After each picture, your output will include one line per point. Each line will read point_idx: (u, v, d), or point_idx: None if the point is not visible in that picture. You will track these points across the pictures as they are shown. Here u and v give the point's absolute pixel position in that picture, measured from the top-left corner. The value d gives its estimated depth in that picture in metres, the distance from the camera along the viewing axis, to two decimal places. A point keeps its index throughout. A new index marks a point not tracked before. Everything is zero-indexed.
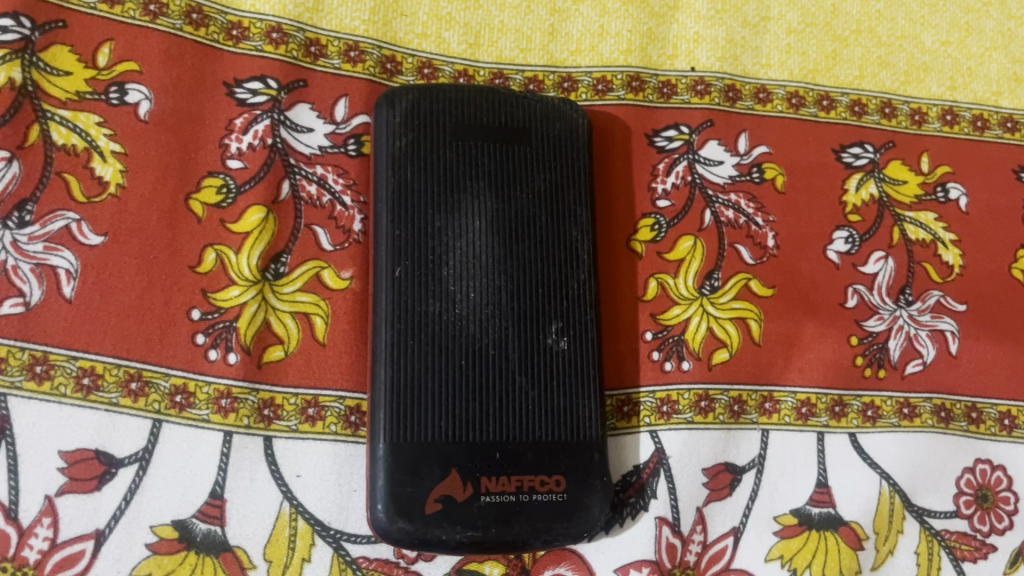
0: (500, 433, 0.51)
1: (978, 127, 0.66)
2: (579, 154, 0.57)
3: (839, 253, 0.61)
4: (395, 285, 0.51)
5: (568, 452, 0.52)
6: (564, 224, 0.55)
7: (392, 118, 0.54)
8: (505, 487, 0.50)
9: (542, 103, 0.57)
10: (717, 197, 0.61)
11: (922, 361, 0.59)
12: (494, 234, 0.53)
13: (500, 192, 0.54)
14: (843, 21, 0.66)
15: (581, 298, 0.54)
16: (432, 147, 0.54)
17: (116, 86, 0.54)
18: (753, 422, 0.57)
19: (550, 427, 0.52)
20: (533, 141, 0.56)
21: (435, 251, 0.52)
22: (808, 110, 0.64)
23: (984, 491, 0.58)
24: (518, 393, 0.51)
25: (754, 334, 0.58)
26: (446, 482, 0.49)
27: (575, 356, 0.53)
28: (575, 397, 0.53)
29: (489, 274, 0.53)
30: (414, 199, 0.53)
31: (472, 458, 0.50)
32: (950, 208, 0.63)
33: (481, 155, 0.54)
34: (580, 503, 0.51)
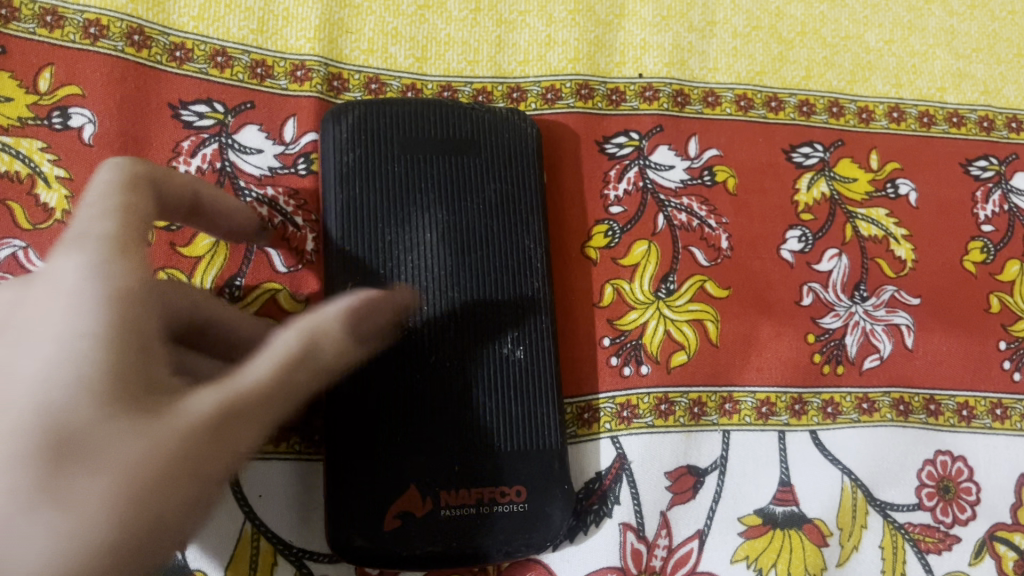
0: (457, 446, 0.50)
1: (925, 123, 0.66)
2: (530, 164, 0.57)
3: (793, 252, 0.61)
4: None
5: (527, 460, 0.52)
6: (517, 233, 0.55)
7: (339, 135, 0.54)
8: (464, 499, 0.50)
9: (490, 114, 0.57)
10: (669, 201, 0.61)
11: (879, 356, 0.60)
12: (445, 247, 0.53)
13: (449, 205, 0.54)
14: (788, 24, 0.67)
15: (536, 307, 0.54)
16: (380, 161, 0.54)
17: (58, 110, 0.54)
18: (713, 423, 0.57)
19: (508, 437, 0.51)
20: (482, 152, 0.56)
21: (387, 266, 0.52)
22: (757, 111, 0.64)
23: (945, 483, 0.58)
24: (474, 404, 0.51)
25: (713, 336, 0.58)
26: (404, 498, 0.49)
27: (532, 364, 0.53)
28: (532, 406, 0.52)
29: (441, 287, 0.52)
30: (363, 215, 0.53)
31: (431, 472, 0.50)
32: (901, 203, 0.64)
33: (430, 168, 0.54)
34: (542, 510, 0.51)
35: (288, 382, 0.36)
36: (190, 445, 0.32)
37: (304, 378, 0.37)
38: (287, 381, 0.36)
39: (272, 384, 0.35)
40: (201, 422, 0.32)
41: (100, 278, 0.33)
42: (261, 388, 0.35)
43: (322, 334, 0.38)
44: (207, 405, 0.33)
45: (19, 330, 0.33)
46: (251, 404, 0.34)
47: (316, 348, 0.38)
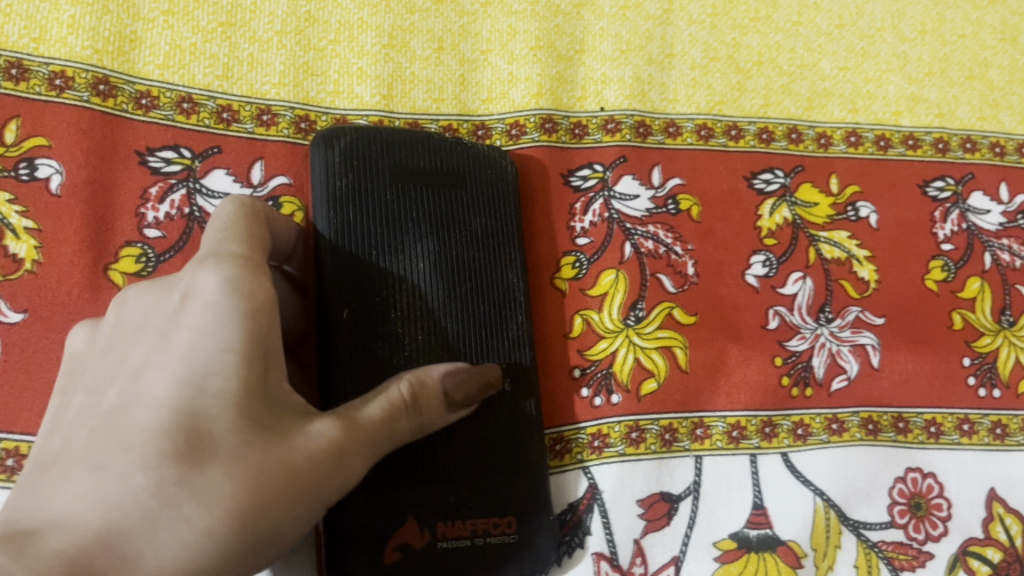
0: (453, 478, 0.50)
1: (882, 146, 0.68)
2: (510, 200, 0.58)
3: (757, 277, 0.62)
4: (342, 329, 0.50)
5: (520, 490, 0.52)
6: (501, 267, 0.56)
7: (332, 158, 0.53)
8: (461, 531, 0.50)
9: (473, 149, 0.58)
10: (635, 230, 0.62)
11: (846, 376, 0.61)
12: (438, 276, 0.53)
13: (440, 234, 0.54)
14: (745, 54, 0.68)
15: (520, 338, 0.55)
16: (373, 189, 0.53)
17: (25, 161, 0.55)
18: (685, 449, 0.57)
19: (501, 467, 0.51)
20: (469, 184, 0.56)
21: (382, 295, 0.51)
22: (718, 140, 0.65)
23: (917, 499, 0.59)
24: (465, 433, 0.51)
25: (682, 362, 0.59)
26: (403, 530, 0.49)
27: (520, 395, 0.53)
28: (522, 436, 0.53)
29: (435, 315, 0.52)
30: (358, 241, 0.52)
31: (428, 503, 0.49)
32: (862, 225, 0.65)
33: (420, 199, 0.54)
34: (533, 540, 0.52)
35: (390, 427, 0.43)
36: (314, 459, 0.39)
37: (404, 423, 0.44)
38: (390, 425, 0.43)
39: (377, 424, 0.42)
40: (324, 442, 0.40)
41: (234, 294, 0.40)
42: (368, 430, 0.42)
43: (426, 387, 0.45)
44: (333, 429, 0.41)
45: (164, 337, 0.40)
46: (365, 440, 0.42)
47: (418, 399, 0.44)
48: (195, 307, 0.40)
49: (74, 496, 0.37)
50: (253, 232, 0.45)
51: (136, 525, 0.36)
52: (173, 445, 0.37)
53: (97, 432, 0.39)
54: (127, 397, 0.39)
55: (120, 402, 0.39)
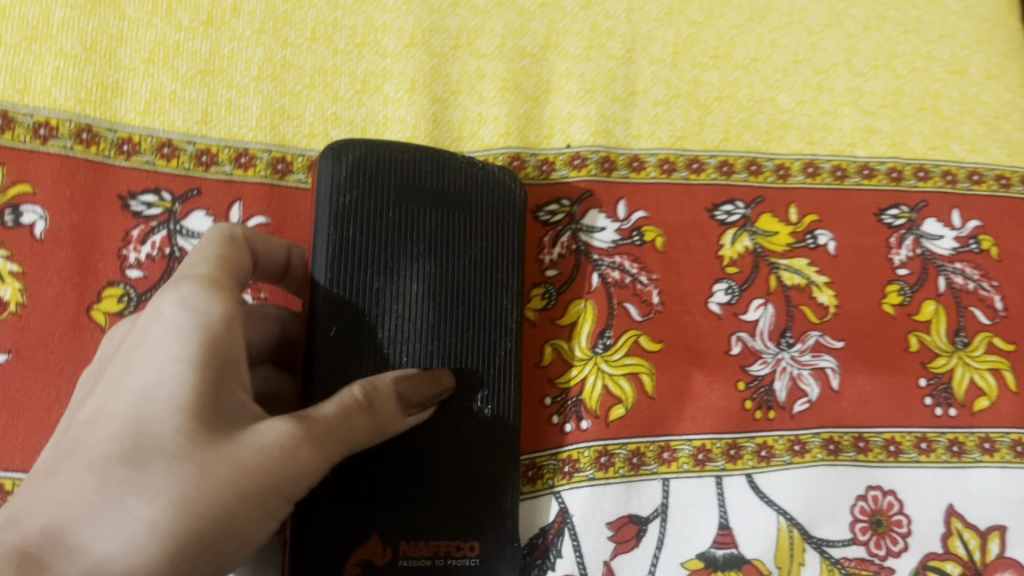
0: (419, 499, 0.52)
1: (838, 176, 0.71)
2: (514, 224, 0.58)
3: (720, 304, 0.65)
4: (328, 345, 0.50)
5: (483, 511, 0.54)
6: (495, 292, 0.56)
7: (341, 169, 0.52)
8: (422, 551, 0.52)
9: (483, 170, 0.57)
10: (602, 260, 0.64)
11: (807, 399, 0.63)
12: (430, 298, 0.53)
13: (440, 255, 0.54)
14: (705, 90, 0.71)
15: (505, 365, 0.56)
16: (376, 207, 0.53)
17: (10, 208, 0.57)
18: (653, 472, 0.59)
19: (465, 485, 0.53)
20: (474, 206, 0.56)
21: (372, 314, 0.52)
22: (680, 174, 0.68)
23: (878, 516, 0.61)
24: (438, 457, 0.52)
25: (649, 389, 0.61)
26: (366, 547, 0.50)
27: (497, 423, 0.55)
28: (493, 462, 0.54)
29: (424, 337, 0.53)
30: (355, 259, 0.52)
31: (390, 521, 0.51)
32: (821, 252, 0.68)
33: (423, 219, 0.54)
34: (494, 561, 0.54)
35: (346, 424, 0.44)
36: (266, 456, 0.41)
37: (360, 421, 0.45)
38: (346, 423, 0.44)
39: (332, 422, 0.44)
40: (276, 440, 0.42)
41: (189, 307, 0.42)
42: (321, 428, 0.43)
43: (377, 389, 0.47)
44: (287, 427, 0.42)
45: (128, 353, 0.43)
46: (320, 439, 0.43)
47: (373, 398, 0.46)
48: (155, 320, 0.42)
49: (31, 500, 0.39)
50: (230, 258, 0.48)
51: (92, 529, 0.37)
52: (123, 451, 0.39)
53: (62, 444, 0.41)
54: (91, 411, 0.41)
55: (85, 417, 0.41)
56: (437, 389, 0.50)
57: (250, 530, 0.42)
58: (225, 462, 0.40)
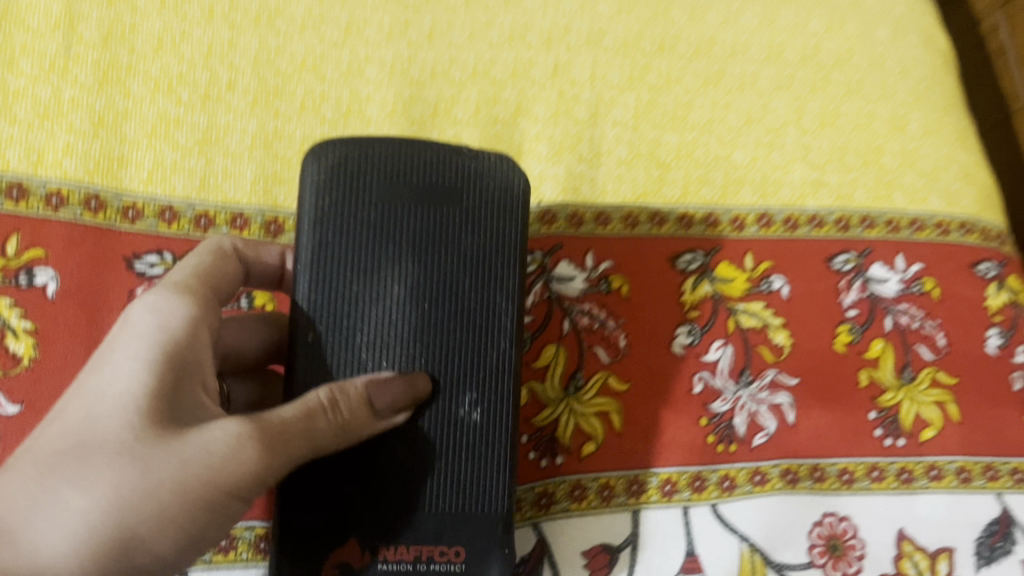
0: (401, 503, 0.52)
1: (790, 226, 0.77)
2: (512, 216, 0.56)
3: (683, 346, 0.70)
4: (308, 350, 0.53)
5: (469, 516, 0.53)
6: (489, 290, 0.55)
7: (318, 178, 0.54)
8: (403, 555, 0.52)
9: (478, 162, 0.56)
10: (572, 307, 0.69)
11: (766, 433, 0.68)
12: (414, 301, 0.54)
13: (424, 258, 0.54)
14: (665, 150, 0.77)
15: (497, 368, 0.55)
16: (355, 208, 0.54)
17: (25, 271, 0.62)
18: (623, 504, 0.64)
19: (450, 489, 0.53)
20: (465, 202, 0.55)
21: (351, 318, 0.53)
22: (643, 227, 0.74)
23: (834, 541, 0.65)
24: (423, 461, 0.53)
25: (617, 426, 0.66)
26: (345, 549, 0.52)
27: (489, 428, 0.54)
28: (481, 469, 0.54)
29: (406, 341, 0.53)
30: (333, 263, 0.53)
31: (370, 524, 0.52)
32: (775, 297, 0.73)
33: (407, 218, 0.54)
34: (479, 568, 0.53)
35: (297, 426, 0.47)
36: (207, 456, 0.45)
37: (314, 425, 0.48)
38: (296, 425, 0.47)
39: (283, 424, 0.47)
40: (221, 439, 0.45)
41: (146, 324, 0.48)
42: (269, 430, 0.46)
43: (340, 395, 0.49)
44: (236, 426, 0.46)
45: (95, 359, 0.48)
46: (269, 439, 0.46)
47: (337, 399, 0.49)
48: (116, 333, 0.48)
49: None
50: (206, 281, 0.53)
51: (33, 520, 0.42)
52: (70, 451, 0.44)
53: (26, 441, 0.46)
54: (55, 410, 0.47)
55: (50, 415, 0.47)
56: (410, 392, 0.51)
57: (195, 530, 0.45)
58: (168, 464, 0.44)
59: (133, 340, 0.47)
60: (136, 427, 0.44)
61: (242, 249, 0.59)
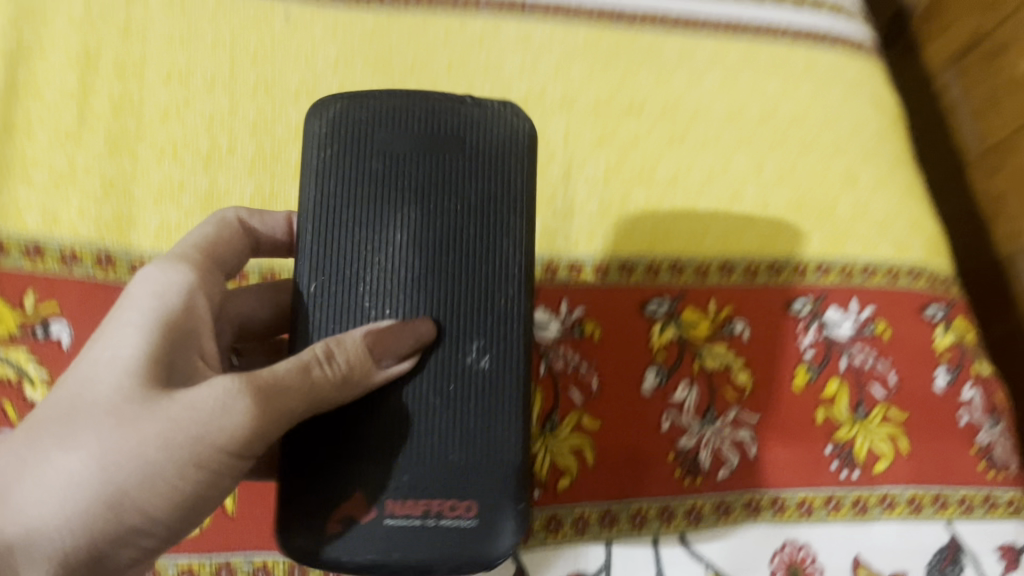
0: (409, 457, 0.53)
1: (750, 274, 0.82)
2: (513, 162, 0.57)
3: (651, 386, 0.75)
4: (313, 300, 0.55)
5: (477, 467, 0.54)
6: (492, 235, 0.56)
7: (324, 134, 0.57)
8: (411, 510, 0.52)
9: (480, 111, 0.58)
10: (548, 351, 0.75)
11: (728, 467, 0.73)
12: (415, 248, 0.55)
13: (425, 207, 0.56)
14: (634, 205, 0.83)
15: (503, 312, 0.56)
16: (357, 160, 0.56)
17: (41, 324, 0.66)
18: (597, 534, 0.69)
19: (459, 438, 0.54)
20: (468, 151, 0.57)
21: (355, 267, 0.55)
22: (613, 276, 0.79)
23: (793, 567, 0.70)
24: (430, 409, 0.54)
25: (590, 461, 0.71)
26: (352, 504, 0.52)
27: (496, 372, 0.55)
28: (489, 415, 0.54)
29: (407, 287, 0.55)
30: (336, 213, 0.56)
31: (378, 480, 0.52)
32: (737, 340, 0.79)
33: (407, 167, 0.56)
34: (490, 519, 0.53)
35: (290, 378, 0.49)
36: (193, 415, 0.47)
37: (307, 376, 0.50)
38: (289, 377, 0.49)
39: (276, 377, 0.49)
40: (210, 396, 0.48)
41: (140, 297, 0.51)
42: (262, 384, 0.49)
43: (335, 347, 0.51)
44: (230, 382, 0.48)
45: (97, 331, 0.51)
46: (264, 393, 0.49)
47: (334, 351, 0.51)
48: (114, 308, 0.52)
49: None
50: (203, 266, 0.57)
51: (32, 488, 0.46)
52: (64, 422, 0.47)
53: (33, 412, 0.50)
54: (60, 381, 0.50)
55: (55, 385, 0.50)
56: (410, 338, 0.53)
57: (189, 489, 0.48)
58: (152, 425, 0.46)
59: (127, 313, 0.51)
60: (121, 392, 0.47)
61: (248, 219, 0.64)
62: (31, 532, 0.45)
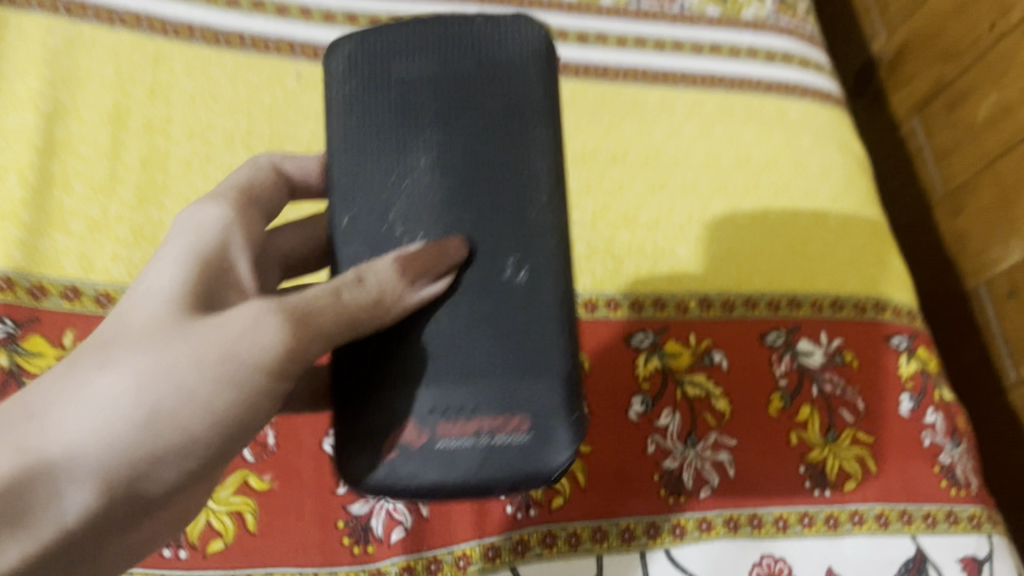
0: (450, 379, 0.49)
1: (728, 309, 0.89)
2: (531, 71, 0.53)
3: (637, 413, 0.81)
4: (345, 238, 0.53)
5: (524, 382, 0.49)
6: (520, 148, 0.52)
7: (330, 73, 0.54)
8: (463, 430, 0.48)
9: (495, 25, 0.53)
10: None
11: (710, 486, 0.79)
12: (440, 168, 0.52)
13: (448, 119, 0.52)
14: (619, 245, 0.90)
15: (539, 226, 0.51)
16: (376, 87, 0.53)
17: None
18: (589, 549, 0.74)
19: (504, 355, 0.49)
20: (485, 59, 0.53)
21: (384, 196, 0.52)
22: (601, 311, 0.86)
23: None
24: (468, 335, 0.49)
25: (582, 482, 0.77)
26: (402, 429, 0.49)
27: (535, 287, 0.50)
28: (531, 336, 0.49)
29: (438, 206, 0.51)
30: (359, 146, 0.53)
31: (419, 402, 0.49)
32: (716, 369, 0.85)
33: (424, 88, 0.52)
34: (546, 437, 0.48)
35: (325, 305, 0.47)
36: (240, 333, 0.44)
37: (342, 303, 0.47)
38: (324, 303, 0.47)
39: (310, 302, 0.47)
40: (247, 317, 0.45)
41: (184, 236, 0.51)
42: (294, 310, 0.46)
43: (369, 273, 0.49)
44: (258, 307, 0.46)
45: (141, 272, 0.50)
46: (297, 320, 0.46)
47: (365, 277, 0.48)
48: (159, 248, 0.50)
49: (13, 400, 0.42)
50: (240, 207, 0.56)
51: (64, 410, 0.41)
52: (109, 343, 0.44)
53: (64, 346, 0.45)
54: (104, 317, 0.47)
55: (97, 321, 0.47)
56: (443, 258, 0.49)
57: (232, 411, 0.44)
58: (196, 344, 0.43)
59: (165, 250, 0.50)
60: (161, 312, 0.45)
61: (282, 163, 0.63)
62: (70, 450, 0.40)
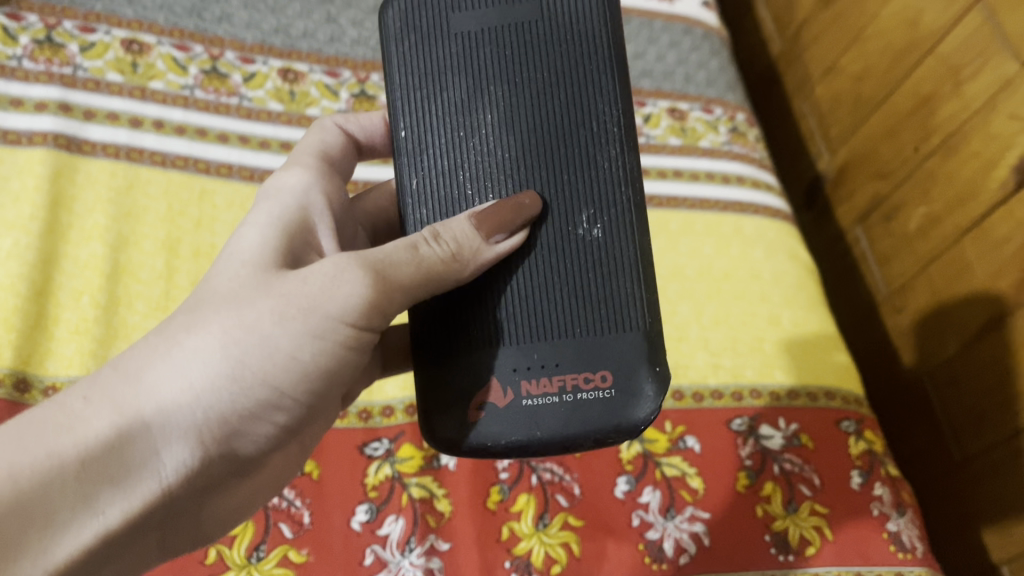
0: (535, 339, 0.63)
1: (698, 399, 1.02)
2: (592, 27, 0.64)
3: (623, 491, 0.93)
4: (412, 193, 0.66)
5: (605, 338, 0.62)
6: (586, 103, 0.64)
7: (396, 45, 0.67)
8: (547, 390, 0.62)
9: None
10: (538, 466, 0.93)
11: (688, 553, 0.90)
12: (505, 124, 0.64)
13: (510, 86, 0.64)
14: None
15: (604, 173, 0.64)
16: (438, 53, 0.66)
17: None
18: None
19: (583, 308, 0.63)
20: (544, 23, 0.64)
21: (451, 155, 0.65)
22: None
23: None
24: (550, 282, 0.63)
25: (576, 552, 0.88)
26: (490, 390, 0.62)
27: (609, 234, 0.63)
28: (602, 274, 0.63)
29: (505, 165, 0.64)
30: (425, 109, 0.66)
31: (508, 362, 0.63)
32: (690, 452, 0.98)
33: (485, 52, 0.65)
34: (628, 384, 0.61)
35: (401, 257, 0.58)
36: (316, 287, 0.56)
37: (415, 257, 0.58)
38: (400, 255, 0.58)
39: (388, 255, 0.58)
40: (333, 268, 0.56)
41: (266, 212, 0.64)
42: (378, 260, 0.57)
43: (438, 232, 0.59)
44: (347, 260, 0.57)
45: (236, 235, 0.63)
46: (381, 268, 0.57)
47: (440, 234, 0.59)
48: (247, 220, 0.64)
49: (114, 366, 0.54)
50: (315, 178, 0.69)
51: (158, 371, 0.53)
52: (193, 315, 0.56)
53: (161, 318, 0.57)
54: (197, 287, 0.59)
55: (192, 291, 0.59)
56: (518, 213, 0.61)
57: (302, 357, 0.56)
58: (268, 301, 0.55)
59: (255, 220, 0.63)
60: (246, 277, 0.57)
61: (346, 125, 0.77)
62: (163, 409, 0.53)
